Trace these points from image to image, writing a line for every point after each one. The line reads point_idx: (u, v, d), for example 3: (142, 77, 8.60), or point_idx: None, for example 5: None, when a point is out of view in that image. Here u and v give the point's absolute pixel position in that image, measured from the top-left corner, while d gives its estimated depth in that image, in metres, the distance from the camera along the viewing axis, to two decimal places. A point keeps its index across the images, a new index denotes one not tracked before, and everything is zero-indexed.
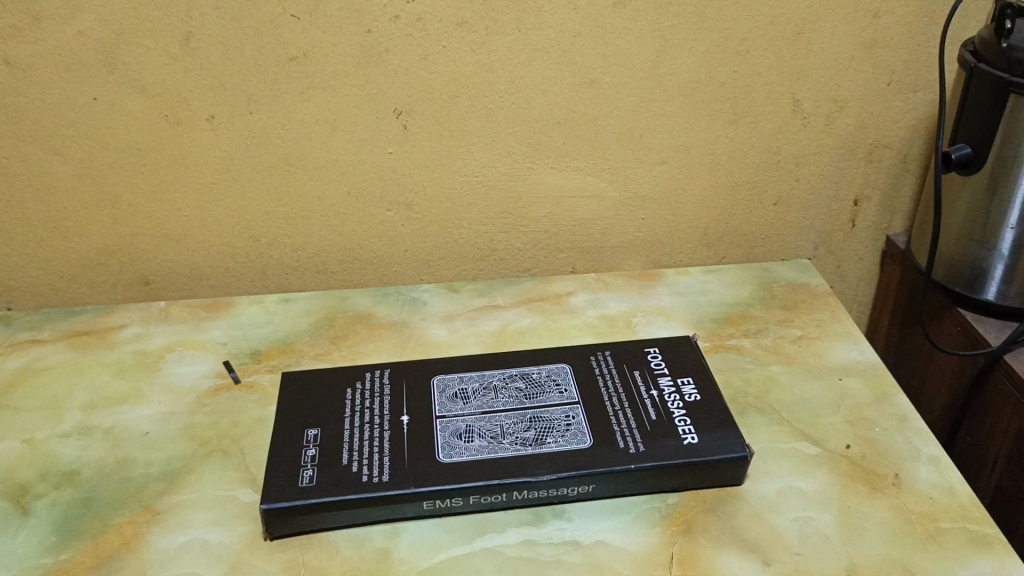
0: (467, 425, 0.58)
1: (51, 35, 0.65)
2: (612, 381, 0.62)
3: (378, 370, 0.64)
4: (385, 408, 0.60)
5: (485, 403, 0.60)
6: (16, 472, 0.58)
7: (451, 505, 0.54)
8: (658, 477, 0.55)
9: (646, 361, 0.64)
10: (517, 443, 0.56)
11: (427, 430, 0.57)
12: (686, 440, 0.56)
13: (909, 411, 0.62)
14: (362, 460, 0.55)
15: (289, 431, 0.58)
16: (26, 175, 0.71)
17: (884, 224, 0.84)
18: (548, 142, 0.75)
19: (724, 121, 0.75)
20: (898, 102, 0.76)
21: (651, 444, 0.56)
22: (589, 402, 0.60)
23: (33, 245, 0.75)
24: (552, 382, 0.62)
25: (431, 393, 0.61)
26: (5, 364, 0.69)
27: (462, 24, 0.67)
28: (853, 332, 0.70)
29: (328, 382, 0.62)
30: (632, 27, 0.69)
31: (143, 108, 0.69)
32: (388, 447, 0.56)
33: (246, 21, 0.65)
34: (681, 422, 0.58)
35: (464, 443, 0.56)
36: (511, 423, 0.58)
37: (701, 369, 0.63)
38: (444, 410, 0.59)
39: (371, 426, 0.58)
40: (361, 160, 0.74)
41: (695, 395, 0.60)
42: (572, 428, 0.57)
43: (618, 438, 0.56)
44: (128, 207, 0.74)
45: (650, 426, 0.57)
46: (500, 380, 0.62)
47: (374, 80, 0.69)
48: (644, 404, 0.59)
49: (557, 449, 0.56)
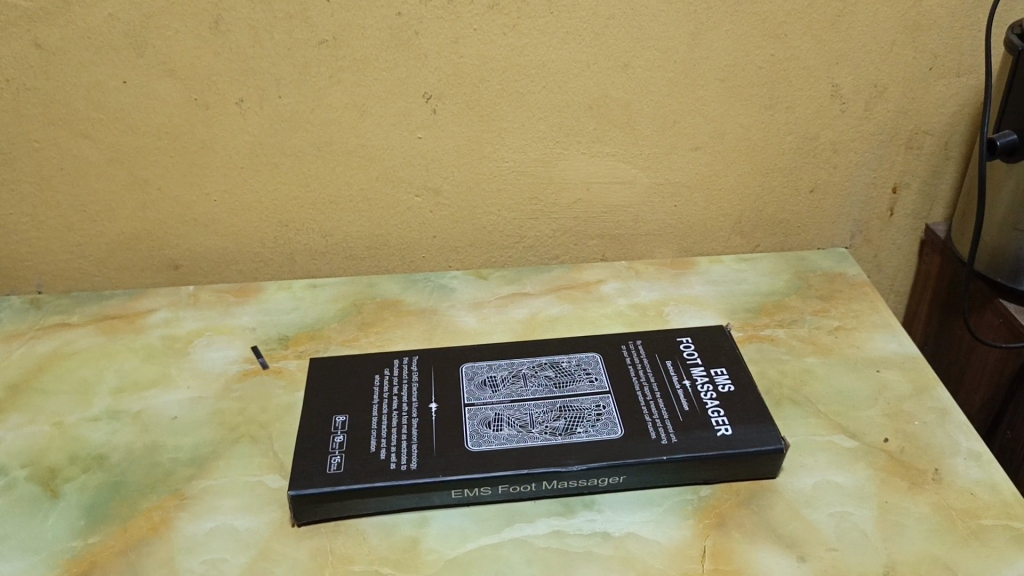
0: (496, 413, 0.57)
1: (82, 18, 0.64)
2: (644, 370, 0.60)
3: (406, 356, 0.63)
4: (414, 394, 0.59)
5: (514, 392, 0.59)
6: (45, 455, 0.58)
7: (480, 495, 0.53)
8: (691, 468, 0.54)
9: (678, 350, 0.63)
10: (547, 432, 0.55)
11: (456, 417, 0.57)
12: (720, 432, 0.55)
13: (949, 404, 0.61)
14: (390, 448, 0.54)
15: (318, 417, 0.58)
16: (56, 159, 0.71)
17: (924, 213, 0.82)
18: (579, 128, 0.74)
19: (760, 107, 0.74)
20: (941, 87, 0.74)
21: (684, 436, 0.55)
22: (620, 392, 0.59)
23: (63, 229, 0.75)
24: (582, 370, 0.61)
25: (459, 381, 0.60)
26: (36, 347, 0.69)
27: (494, 7, 0.66)
28: (891, 323, 0.69)
29: (356, 368, 0.62)
30: (667, 10, 0.68)
31: (173, 91, 0.68)
32: (417, 434, 0.55)
33: (276, 4, 0.65)
34: (715, 414, 0.57)
35: (493, 432, 0.55)
36: (541, 412, 0.57)
37: (735, 360, 0.62)
38: (473, 398, 0.59)
39: (399, 413, 0.57)
40: (390, 145, 0.73)
41: (729, 385, 0.59)
42: (602, 418, 0.56)
43: (650, 429, 0.55)
44: (157, 191, 0.74)
45: (683, 417, 0.56)
46: (530, 369, 0.61)
47: (404, 63, 0.69)
48: (677, 395, 0.58)
49: (588, 439, 0.55)
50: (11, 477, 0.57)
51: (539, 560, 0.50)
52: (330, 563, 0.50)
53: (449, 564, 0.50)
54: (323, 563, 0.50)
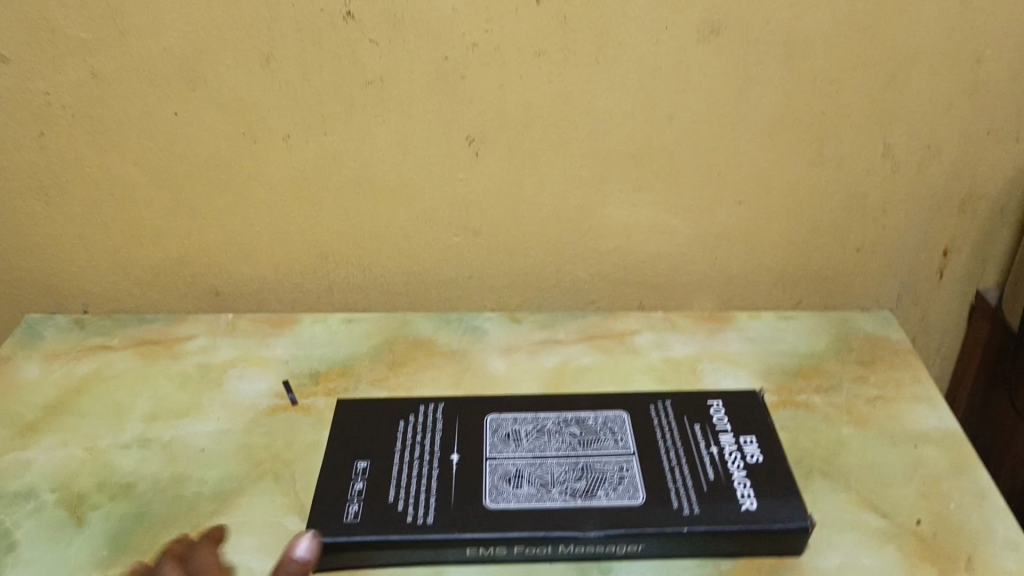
0: (517, 468, 0.57)
1: (138, 50, 0.66)
2: (671, 434, 0.60)
3: (432, 404, 0.63)
4: (437, 445, 0.59)
5: (537, 447, 0.58)
6: (75, 480, 0.60)
7: (496, 553, 0.52)
8: (713, 542, 0.53)
9: (708, 414, 0.62)
10: (567, 492, 0.54)
11: (477, 470, 0.57)
12: (745, 505, 0.54)
13: (988, 487, 0.58)
14: (408, 499, 0.55)
15: (340, 462, 0.58)
16: (106, 184, 0.73)
17: (975, 277, 0.79)
18: (622, 176, 0.73)
19: (809, 163, 0.72)
20: (998, 152, 0.72)
21: (707, 507, 0.54)
22: (645, 454, 0.58)
23: (110, 251, 0.77)
24: (608, 430, 0.60)
25: (483, 434, 0.60)
26: (76, 368, 0.71)
27: (541, 54, 0.66)
28: (933, 396, 0.66)
29: (382, 412, 0.62)
30: (715, 64, 0.67)
31: (222, 124, 0.70)
32: (436, 487, 0.55)
33: (325, 44, 0.66)
34: (741, 485, 0.55)
35: (512, 488, 0.55)
36: (562, 471, 0.56)
37: (765, 429, 0.60)
38: (494, 451, 0.58)
39: (420, 463, 0.57)
40: (431, 185, 0.73)
41: (757, 456, 0.58)
42: (624, 482, 0.55)
43: (673, 497, 0.54)
44: (201, 219, 0.75)
45: (707, 487, 0.55)
46: (554, 425, 0.60)
47: (449, 106, 0.69)
48: (703, 463, 0.57)
49: (608, 503, 0.54)
50: (40, 501, 0.58)
51: None
52: None
53: None
54: None
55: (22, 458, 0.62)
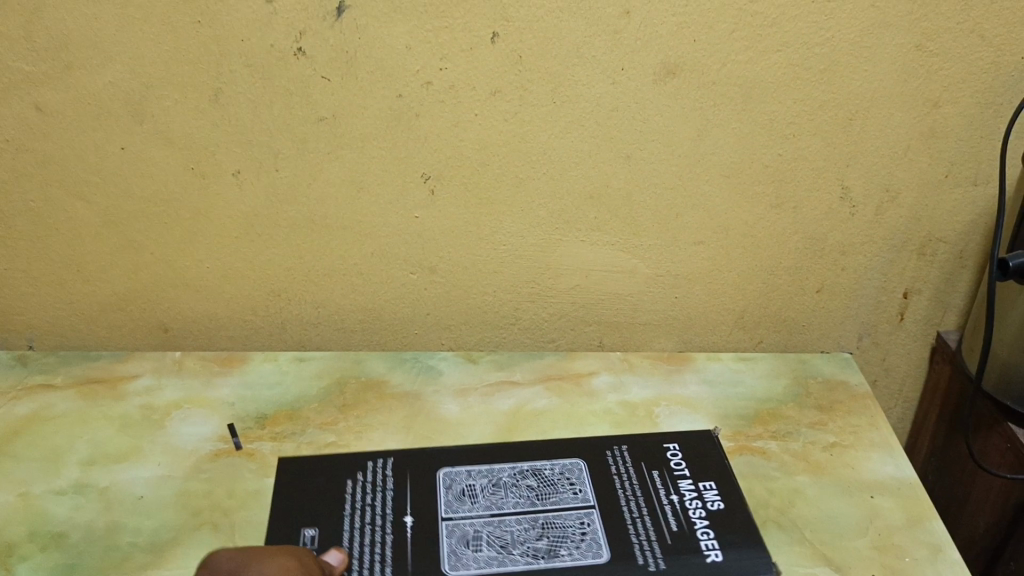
0: (475, 529, 0.55)
1: (83, 84, 0.65)
2: (630, 483, 0.60)
3: (379, 459, 0.62)
4: (389, 505, 0.58)
5: (494, 503, 0.58)
6: (5, 529, 0.57)
7: None
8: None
9: (664, 461, 0.62)
10: (530, 553, 0.54)
11: (433, 531, 0.55)
12: (710, 558, 0.54)
13: (944, 540, 0.57)
14: (362, 566, 0.53)
15: (286, 532, 0.56)
16: (51, 218, 0.71)
17: (936, 320, 0.79)
18: (579, 215, 0.72)
19: (767, 205, 0.71)
20: (955, 196, 0.72)
21: (673, 561, 0.54)
22: (605, 506, 0.58)
23: (55, 287, 0.74)
24: (566, 481, 0.60)
25: (436, 490, 0.59)
26: (14, 409, 0.68)
27: (496, 93, 0.66)
28: (890, 443, 0.66)
29: (327, 474, 0.61)
30: (672, 105, 0.66)
31: (170, 160, 0.68)
32: (391, 551, 0.54)
33: (276, 80, 0.65)
34: (704, 535, 0.56)
35: (472, 550, 0.54)
36: (522, 530, 0.55)
37: (723, 473, 0.62)
38: (450, 511, 0.57)
39: (372, 526, 0.56)
40: (386, 223, 0.72)
41: (718, 503, 0.59)
42: (586, 539, 0.55)
43: (637, 553, 0.54)
44: (150, 255, 0.73)
45: (671, 538, 0.55)
46: (510, 478, 0.60)
47: (403, 144, 0.68)
48: (665, 514, 0.57)
49: (573, 562, 0.53)
50: None
51: None
52: None
53: None
54: None
55: None
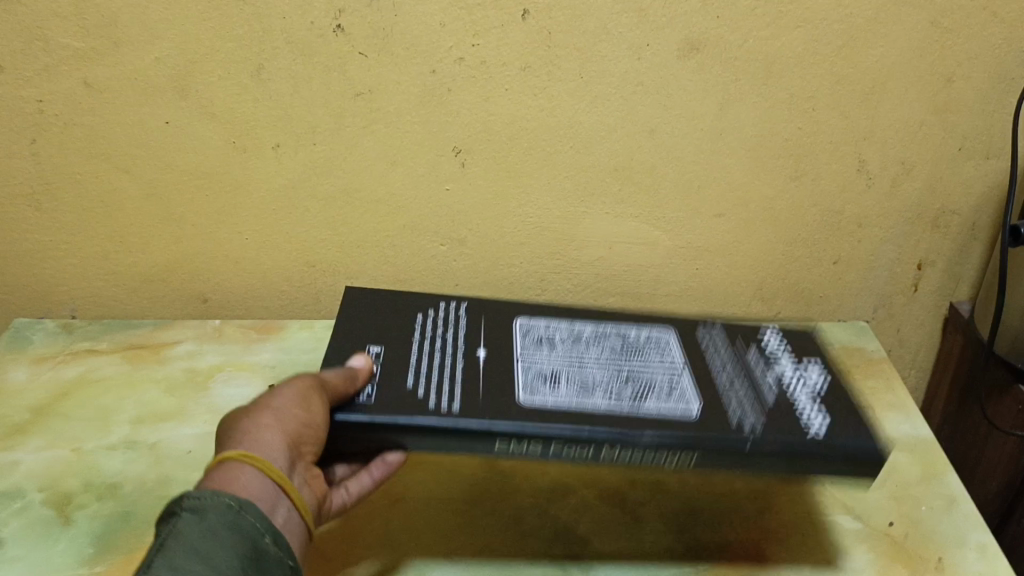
0: (553, 369, 0.56)
1: (130, 59, 0.66)
2: (722, 352, 0.59)
3: (453, 302, 0.64)
4: (460, 339, 0.59)
5: (575, 355, 0.58)
6: (62, 481, 0.60)
7: (531, 451, 0.51)
8: (775, 450, 0.50)
9: (760, 334, 0.61)
10: (611, 396, 0.54)
11: (507, 368, 0.56)
12: (813, 429, 0.51)
13: (958, 491, 0.60)
14: (429, 386, 0.54)
15: (356, 343, 0.58)
16: (97, 191, 0.73)
17: (949, 292, 0.82)
18: (604, 188, 0.75)
19: (786, 178, 0.74)
20: (969, 169, 0.74)
21: (768, 423, 0.52)
22: (695, 369, 0.57)
23: (99, 258, 0.77)
24: (652, 346, 0.60)
25: (514, 333, 0.61)
26: (63, 372, 0.71)
27: (526, 69, 0.68)
28: (906, 405, 0.69)
29: (401, 303, 0.64)
30: (695, 80, 0.68)
31: (213, 134, 0.71)
32: (461, 373, 0.55)
33: (315, 56, 0.67)
34: (807, 407, 0.53)
35: (551, 388, 0.54)
36: (604, 378, 0.56)
37: (820, 352, 0.60)
38: (526, 350, 0.59)
39: (443, 355, 0.57)
40: (418, 195, 0.75)
41: (822, 385, 0.56)
42: (674, 393, 0.54)
43: (732, 413, 0.53)
44: (191, 228, 0.76)
45: (769, 406, 0.53)
46: (593, 335, 0.61)
47: (436, 118, 0.70)
48: (765, 387, 0.55)
49: (658, 410, 0.52)
50: (27, 499, 0.59)
51: None
52: None
53: None
54: None
55: (9, 458, 0.62)
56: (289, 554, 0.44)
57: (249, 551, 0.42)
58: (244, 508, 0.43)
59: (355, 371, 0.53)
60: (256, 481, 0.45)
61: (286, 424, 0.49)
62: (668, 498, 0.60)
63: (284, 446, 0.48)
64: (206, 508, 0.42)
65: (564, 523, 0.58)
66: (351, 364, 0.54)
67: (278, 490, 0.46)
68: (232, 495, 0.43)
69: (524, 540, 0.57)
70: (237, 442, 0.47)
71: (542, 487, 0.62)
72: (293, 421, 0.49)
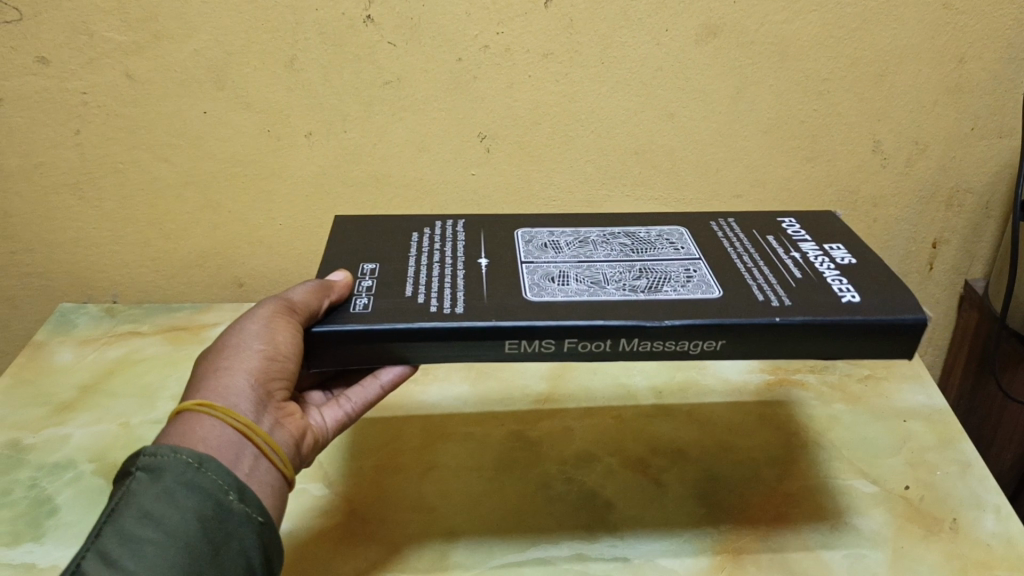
0: (561, 270, 0.54)
1: (169, 52, 0.69)
2: (743, 248, 0.56)
3: (450, 223, 0.62)
4: (460, 252, 0.57)
5: (582, 256, 0.56)
6: (111, 452, 0.63)
7: (542, 350, 0.49)
8: (812, 337, 0.48)
9: (782, 229, 0.59)
10: (625, 288, 0.51)
11: (511, 272, 0.54)
12: (846, 299, 0.49)
13: (972, 457, 0.62)
14: (429, 294, 0.51)
15: (349, 262, 0.55)
16: (138, 180, 0.77)
17: (962, 269, 0.84)
18: (625, 171, 0.77)
19: (801, 159, 0.76)
20: (982, 147, 0.76)
21: (799, 300, 0.49)
22: (711, 259, 0.55)
23: (141, 244, 0.81)
24: (665, 241, 0.58)
25: (517, 244, 0.58)
26: (108, 353, 0.75)
27: (548, 55, 0.70)
28: (920, 376, 0.71)
29: (394, 228, 0.60)
30: (713, 64, 0.71)
31: (249, 123, 0.73)
32: (464, 280, 0.53)
33: (346, 47, 0.69)
34: (835, 281, 0.51)
35: (559, 286, 0.52)
36: (616, 273, 0.53)
37: (849, 237, 0.58)
38: (530, 257, 0.56)
39: (444, 266, 0.55)
40: (445, 180, 0.78)
41: (849, 259, 0.54)
42: (693, 280, 0.52)
43: (757, 292, 0.50)
44: (229, 214, 0.79)
45: (795, 284, 0.51)
46: (600, 239, 0.59)
47: (461, 104, 0.73)
48: (787, 266, 0.54)
49: (677, 297, 0.50)
50: (78, 470, 0.62)
51: None
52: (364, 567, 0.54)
53: None
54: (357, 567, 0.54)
55: (60, 432, 0.66)
56: (257, 507, 0.43)
57: (208, 510, 0.41)
58: (203, 465, 0.42)
59: (330, 285, 0.50)
60: (216, 433, 0.44)
61: (249, 364, 0.47)
62: (690, 464, 0.63)
63: (248, 389, 0.46)
64: (164, 467, 0.41)
65: (589, 489, 0.61)
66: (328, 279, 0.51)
67: (240, 440, 0.44)
68: (191, 451, 0.42)
69: (551, 505, 0.59)
70: (198, 393, 0.46)
71: (568, 456, 0.64)
72: (256, 359, 0.47)
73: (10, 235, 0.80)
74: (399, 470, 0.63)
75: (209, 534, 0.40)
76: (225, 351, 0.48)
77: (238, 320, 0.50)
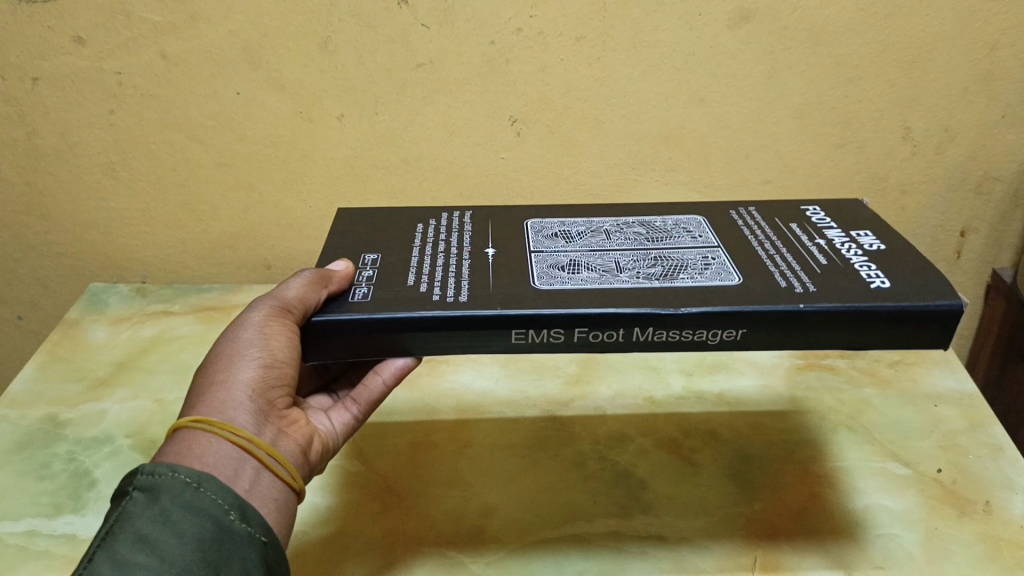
0: (572, 259, 0.54)
1: (205, 33, 0.70)
2: (764, 236, 0.57)
3: (456, 212, 0.62)
4: (466, 241, 0.57)
5: (595, 245, 0.56)
6: (147, 428, 0.64)
7: (553, 341, 0.48)
8: (835, 324, 0.48)
9: (804, 217, 0.60)
10: (638, 276, 0.51)
11: (521, 261, 0.54)
12: (875, 284, 0.49)
13: (1004, 441, 0.62)
14: (431, 282, 0.51)
15: (350, 253, 0.56)
16: (171, 160, 0.77)
17: (990, 257, 0.84)
18: (655, 156, 0.78)
19: (831, 145, 0.77)
20: (1012, 135, 0.76)
21: (823, 286, 0.49)
22: (730, 247, 0.55)
23: (172, 225, 0.82)
24: (682, 230, 0.58)
25: (528, 233, 0.59)
26: (142, 330, 0.77)
27: (580, 39, 0.70)
28: (951, 362, 0.71)
29: (398, 218, 0.61)
30: (745, 49, 0.71)
31: (282, 105, 0.74)
32: (469, 270, 0.53)
33: (380, 29, 0.70)
34: (863, 267, 0.51)
35: (569, 274, 0.52)
36: (631, 261, 0.53)
37: (877, 223, 0.58)
38: (541, 246, 0.56)
39: (449, 255, 0.55)
40: (476, 164, 0.78)
41: (877, 245, 0.54)
42: (712, 268, 0.52)
43: (779, 279, 0.50)
44: (260, 196, 0.80)
45: (821, 270, 0.51)
46: (614, 228, 0.59)
47: (494, 88, 0.73)
48: (813, 251, 0.54)
49: (694, 284, 0.50)
50: (116, 445, 0.62)
51: (595, 555, 0.54)
52: (401, 541, 0.55)
53: (511, 552, 0.54)
54: (395, 540, 0.55)
55: (96, 408, 0.67)
56: (261, 527, 0.41)
57: (208, 531, 0.39)
58: (202, 485, 0.40)
59: (329, 275, 0.50)
60: (213, 449, 0.42)
61: (247, 372, 0.46)
62: (722, 445, 0.63)
63: (246, 400, 0.45)
64: (161, 488, 0.39)
65: (623, 467, 0.61)
66: (328, 269, 0.51)
67: (238, 454, 0.43)
68: (189, 470, 0.40)
69: (586, 483, 0.60)
70: (194, 407, 0.45)
71: (601, 436, 0.64)
72: (252, 369, 0.46)
73: (43, 214, 0.80)
74: (434, 448, 0.64)
75: (211, 554, 0.38)
76: (218, 362, 0.47)
77: (227, 330, 0.49)
